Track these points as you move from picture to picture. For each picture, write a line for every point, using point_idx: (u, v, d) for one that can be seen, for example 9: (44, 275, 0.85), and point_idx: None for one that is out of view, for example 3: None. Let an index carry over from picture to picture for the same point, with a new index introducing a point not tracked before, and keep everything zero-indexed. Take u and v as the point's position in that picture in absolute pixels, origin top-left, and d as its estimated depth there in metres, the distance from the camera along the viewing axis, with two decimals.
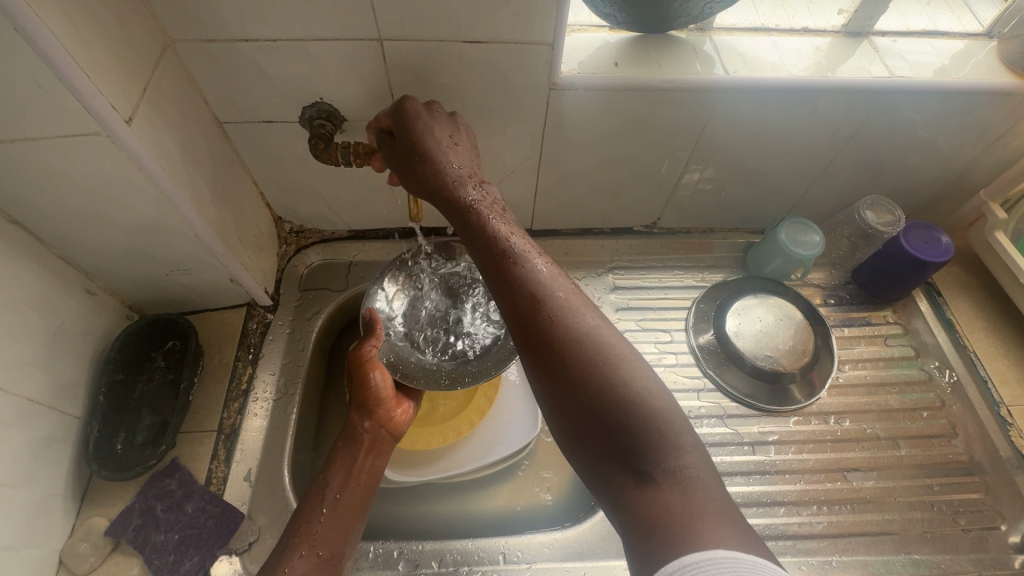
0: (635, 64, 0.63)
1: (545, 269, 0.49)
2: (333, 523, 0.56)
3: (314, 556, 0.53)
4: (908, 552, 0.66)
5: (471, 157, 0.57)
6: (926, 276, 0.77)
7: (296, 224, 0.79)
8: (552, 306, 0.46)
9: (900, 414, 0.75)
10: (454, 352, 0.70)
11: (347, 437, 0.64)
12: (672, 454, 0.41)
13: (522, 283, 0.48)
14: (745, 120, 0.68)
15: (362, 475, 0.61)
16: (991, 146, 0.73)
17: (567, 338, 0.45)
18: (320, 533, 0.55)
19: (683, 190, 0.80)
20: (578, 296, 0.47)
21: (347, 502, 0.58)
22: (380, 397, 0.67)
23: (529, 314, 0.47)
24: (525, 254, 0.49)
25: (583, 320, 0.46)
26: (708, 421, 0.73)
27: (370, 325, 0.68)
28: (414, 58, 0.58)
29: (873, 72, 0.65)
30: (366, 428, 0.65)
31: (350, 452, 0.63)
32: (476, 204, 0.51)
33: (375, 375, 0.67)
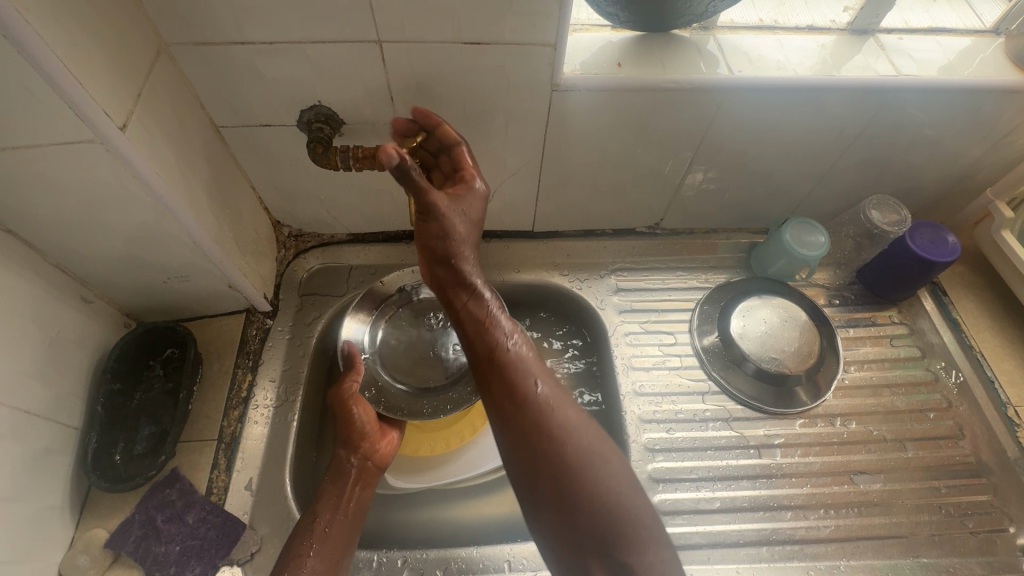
0: (638, 64, 0.62)
1: (533, 365, 0.58)
2: (322, 557, 0.55)
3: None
4: (916, 556, 0.65)
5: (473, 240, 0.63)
6: (931, 275, 0.76)
7: (294, 227, 0.79)
8: (538, 406, 0.56)
9: (907, 415, 0.74)
10: (434, 379, 0.72)
11: (335, 472, 0.63)
12: (639, 542, 0.52)
13: (519, 381, 0.57)
14: (749, 120, 0.67)
15: (350, 510, 0.60)
16: (999, 144, 0.72)
17: (558, 434, 0.55)
18: (311, 568, 0.54)
19: (686, 191, 0.79)
20: (557, 394, 0.57)
21: (337, 535, 0.57)
22: (366, 433, 0.66)
23: (517, 409, 0.56)
24: (519, 348, 0.59)
25: (570, 417, 0.56)
26: (715, 424, 0.73)
27: (348, 360, 0.69)
28: (413, 61, 0.57)
29: (879, 70, 0.64)
30: (352, 462, 0.64)
31: (337, 488, 0.62)
32: (484, 296, 0.59)
33: (360, 410, 0.66)
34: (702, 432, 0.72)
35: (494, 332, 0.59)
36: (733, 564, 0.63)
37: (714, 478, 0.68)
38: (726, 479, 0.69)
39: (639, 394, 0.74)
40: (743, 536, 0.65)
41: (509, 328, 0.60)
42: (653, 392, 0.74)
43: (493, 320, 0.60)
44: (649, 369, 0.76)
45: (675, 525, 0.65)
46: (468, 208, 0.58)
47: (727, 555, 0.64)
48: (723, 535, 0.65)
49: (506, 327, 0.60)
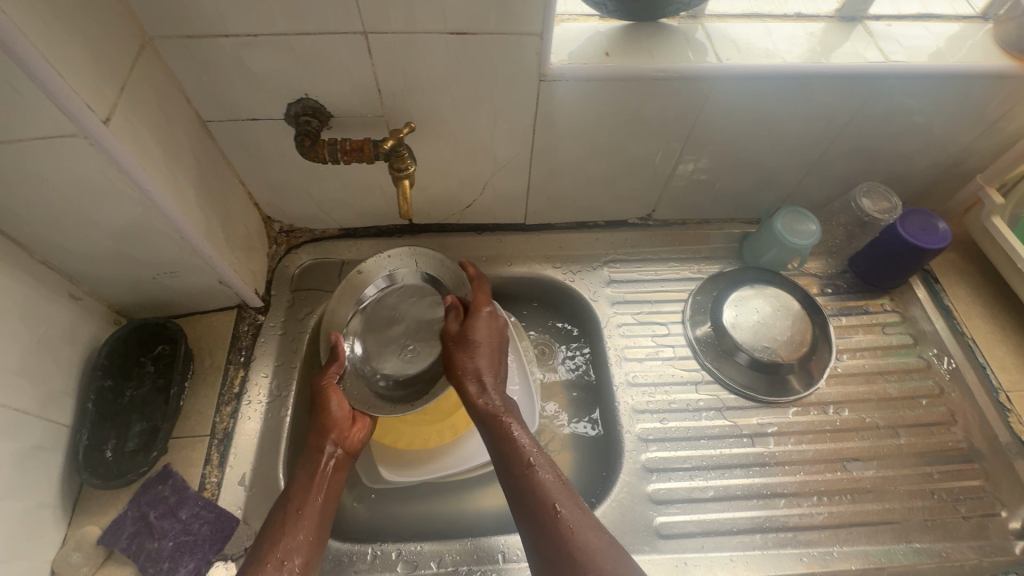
0: (626, 53, 0.62)
1: (547, 472, 0.56)
2: (297, 537, 0.55)
3: (280, 565, 0.53)
4: (909, 542, 0.65)
5: (493, 357, 0.65)
6: (924, 261, 0.76)
7: (285, 223, 0.79)
8: (546, 514, 0.53)
9: (899, 402, 0.74)
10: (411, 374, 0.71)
11: (311, 455, 0.61)
12: None
13: (532, 496, 0.54)
14: (739, 108, 0.67)
15: (325, 490, 0.59)
16: (988, 130, 0.72)
17: (570, 553, 0.50)
18: (284, 550, 0.54)
19: (677, 181, 0.79)
20: (570, 502, 0.53)
21: (312, 513, 0.57)
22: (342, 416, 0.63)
23: (528, 520, 0.53)
24: (535, 463, 0.56)
25: (585, 534, 0.51)
26: (709, 413, 0.73)
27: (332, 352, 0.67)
28: (399, 52, 0.56)
29: (868, 57, 0.64)
30: (328, 447, 0.61)
31: (314, 469, 0.60)
32: (495, 406, 0.60)
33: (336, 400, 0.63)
34: (695, 421, 0.72)
35: (506, 439, 0.58)
36: (727, 553, 0.63)
37: (708, 467, 0.68)
38: (720, 468, 0.69)
39: (633, 385, 0.74)
40: (737, 524, 0.65)
41: (524, 439, 0.58)
42: (646, 382, 0.75)
43: (507, 428, 0.59)
44: (642, 360, 0.76)
45: (669, 514, 0.65)
46: (483, 334, 0.66)
47: (722, 543, 0.63)
48: (717, 524, 0.65)
49: (524, 442, 0.58)
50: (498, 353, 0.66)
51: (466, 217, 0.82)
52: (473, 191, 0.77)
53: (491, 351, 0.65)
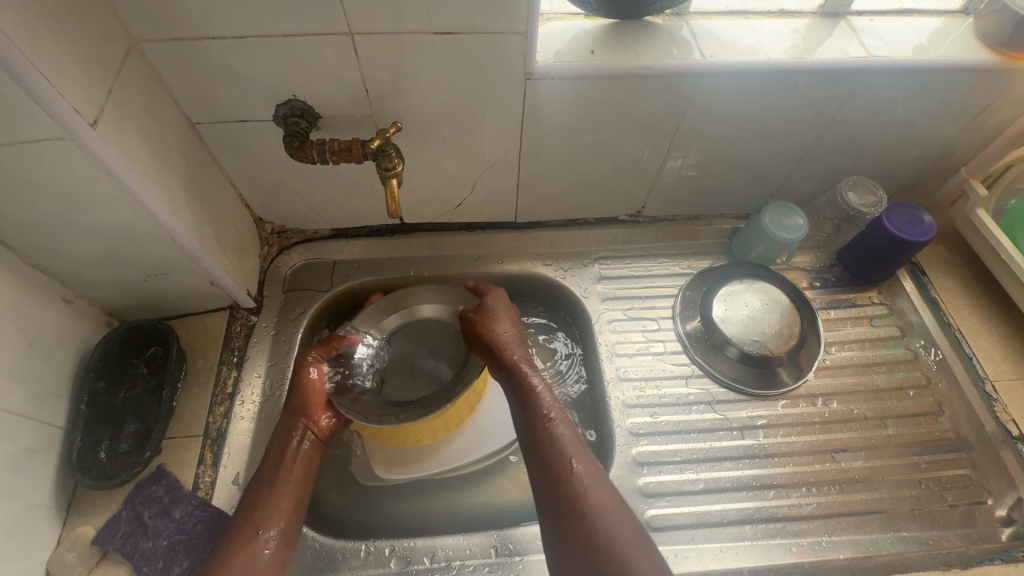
0: (611, 51, 0.63)
1: (568, 433, 0.57)
2: (273, 506, 0.57)
3: (259, 529, 0.55)
4: (897, 530, 0.66)
5: (516, 327, 0.68)
6: (908, 255, 0.78)
7: (277, 224, 0.79)
8: (564, 473, 0.54)
9: (887, 393, 0.75)
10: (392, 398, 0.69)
11: (281, 431, 0.62)
12: None
13: (549, 448, 0.56)
14: (723, 104, 0.68)
15: (294, 460, 0.60)
16: (972, 123, 0.73)
17: (582, 501, 0.52)
18: (264, 513, 0.56)
19: (666, 177, 0.79)
20: (590, 466, 0.55)
21: (283, 482, 0.58)
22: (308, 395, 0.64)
23: (544, 475, 0.55)
24: (554, 418, 0.58)
25: (597, 488, 0.53)
26: (700, 407, 0.73)
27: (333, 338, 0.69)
28: (386, 53, 0.57)
29: (851, 52, 0.65)
30: (302, 423, 0.63)
31: (284, 444, 0.61)
32: (527, 369, 0.62)
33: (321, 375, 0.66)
34: (685, 415, 0.72)
35: (533, 400, 0.60)
36: (717, 544, 0.63)
37: (698, 460, 0.69)
38: (710, 461, 0.69)
39: (623, 380, 0.75)
40: (727, 516, 0.65)
41: (550, 404, 0.60)
42: (637, 377, 0.75)
43: (535, 391, 0.61)
44: (633, 356, 0.77)
45: (659, 507, 0.66)
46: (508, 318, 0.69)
47: (711, 535, 0.64)
48: (708, 516, 0.65)
49: (545, 399, 0.60)
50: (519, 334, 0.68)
51: (457, 216, 0.82)
52: (463, 190, 0.77)
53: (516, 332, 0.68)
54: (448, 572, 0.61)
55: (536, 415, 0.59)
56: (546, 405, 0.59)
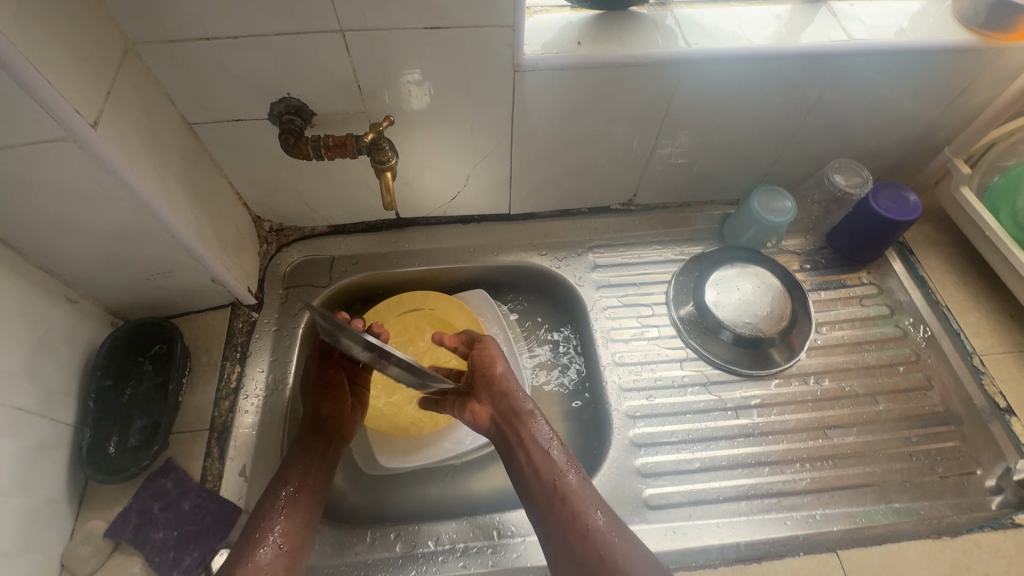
0: (597, 42, 0.64)
1: (591, 495, 0.58)
2: (293, 522, 0.57)
3: (277, 546, 0.55)
4: (889, 502, 0.67)
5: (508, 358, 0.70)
6: (896, 234, 0.79)
7: (275, 222, 0.81)
8: (602, 539, 0.54)
9: (878, 370, 0.77)
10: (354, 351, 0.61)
11: (304, 446, 0.63)
12: None
13: (568, 503, 0.56)
14: (709, 90, 0.69)
15: (315, 478, 0.62)
16: (953, 103, 0.74)
17: (610, 552, 0.53)
18: (281, 528, 0.57)
19: (656, 164, 0.81)
20: (622, 529, 0.56)
21: (302, 498, 0.59)
22: (332, 411, 0.67)
23: (580, 543, 0.54)
24: (565, 468, 0.59)
25: (620, 537, 0.55)
26: (694, 389, 0.75)
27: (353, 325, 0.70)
28: (376, 49, 0.58)
29: (832, 36, 0.67)
30: (318, 425, 0.65)
31: (307, 462, 0.62)
32: (546, 429, 0.61)
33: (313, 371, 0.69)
34: (680, 397, 0.74)
35: (553, 461, 0.59)
36: (714, 520, 0.65)
37: (694, 440, 0.71)
38: (705, 441, 0.71)
39: (619, 364, 0.76)
40: (723, 493, 0.67)
41: (565, 462, 0.60)
42: (632, 361, 0.77)
43: (552, 450, 0.60)
44: (628, 341, 0.79)
45: (657, 486, 0.67)
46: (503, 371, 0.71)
47: (709, 511, 0.65)
48: (705, 494, 0.67)
49: (555, 448, 0.61)
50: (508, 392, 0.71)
51: (453, 210, 0.84)
52: (457, 183, 0.79)
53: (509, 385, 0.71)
54: (453, 555, 0.62)
55: (547, 464, 0.59)
56: (556, 455, 0.60)
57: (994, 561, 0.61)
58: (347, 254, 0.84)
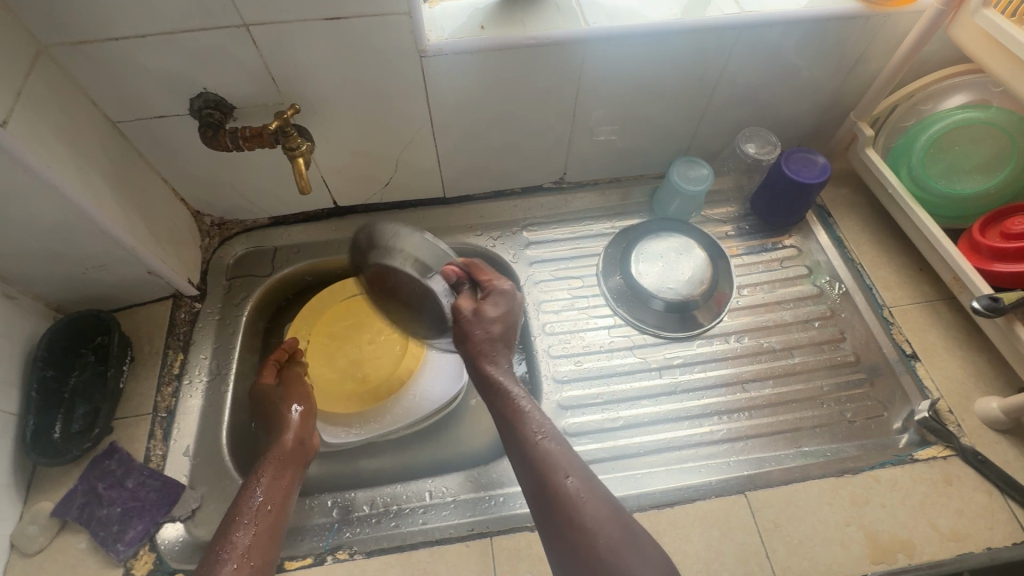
0: (500, 25, 0.68)
1: (566, 459, 0.58)
2: (258, 534, 0.57)
3: (247, 566, 0.54)
4: (798, 446, 0.71)
5: (500, 326, 0.67)
6: (809, 196, 0.83)
7: (216, 216, 0.84)
8: (571, 503, 0.55)
9: (794, 326, 0.81)
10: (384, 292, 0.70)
11: (271, 469, 0.63)
12: None
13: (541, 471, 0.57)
14: (616, 66, 0.73)
15: (282, 497, 0.62)
16: (853, 68, 0.78)
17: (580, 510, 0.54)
18: (247, 546, 0.56)
19: (579, 141, 0.84)
20: (593, 489, 0.56)
21: (269, 518, 0.59)
22: (298, 431, 0.68)
23: (552, 508, 0.55)
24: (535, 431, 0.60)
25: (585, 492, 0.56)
26: (620, 353, 0.79)
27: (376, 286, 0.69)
28: (285, 42, 0.61)
29: (725, 9, 0.70)
30: (289, 436, 0.67)
31: (273, 484, 0.62)
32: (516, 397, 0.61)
33: (274, 392, 0.72)
34: (606, 361, 0.78)
35: (525, 426, 0.60)
36: (634, 472, 0.69)
37: (618, 401, 0.75)
38: (629, 400, 0.75)
39: (550, 334, 0.80)
40: (644, 447, 0.71)
41: (537, 423, 0.60)
42: (562, 330, 0.81)
43: (526, 416, 0.61)
44: (559, 312, 0.82)
45: (582, 444, 0.72)
46: (489, 308, 0.67)
47: (630, 464, 0.70)
48: (627, 449, 0.71)
49: (529, 409, 0.62)
50: (506, 326, 0.68)
51: (388, 195, 0.87)
52: (388, 169, 0.82)
53: (502, 323, 0.68)
54: (386, 516, 0.66)
55: (519, 427, 0.60)
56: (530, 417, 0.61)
57: (890, 494, 0.65)
58: (290, 245, 0.87)
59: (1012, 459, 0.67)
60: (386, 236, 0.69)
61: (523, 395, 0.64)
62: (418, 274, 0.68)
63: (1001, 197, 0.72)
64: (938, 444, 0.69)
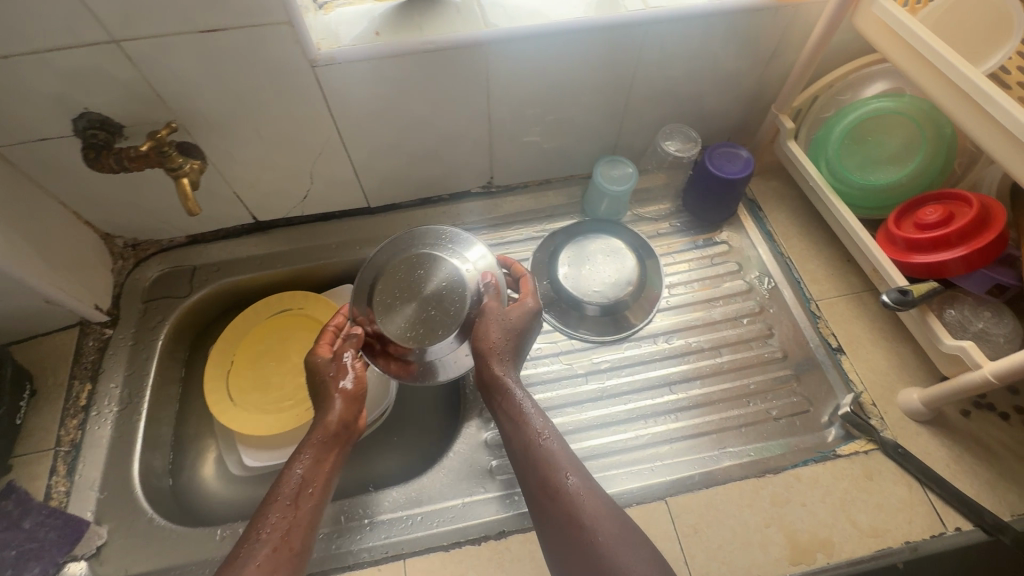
0: (395, 31, 0.66)
1: (568, 460, 0.58)
2: (294, 520, 0.54)
3: (285, 550, 0.52)
4: (723, 448, 0.70)
5: (518, 327, 0.67)
6: (735, 190, 0.82)
7: (128, 237, 0.81)
8: (571, 500, 0.55)
9: (723, 323, 0.80)
10: (408, 290, 0.70)
11: (315, 449, 0.59)
12: None
13: (545, 472, 0.57)
14: (524, 68, 0.71)
15: (324, 481, 0.58)
16: (769, 59, 0.77)
17: (579, 507, 0.54)
18: (286, 530, 0.53)
19: (500, 145, 0.83)
20: (593, 488, 0.56)
21: (311, 502, 0.56)
22: (343, 414, 0.62)
23: (553, 506, 0.55)
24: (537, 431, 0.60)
25: (585, 491, 0.55)
26: (545, 360, 0.78)
27: (398, 281, 0.71)
28: (164, 57, 0.59)
29: (631, 6, 0.69)
30: (337, 405, 0.62)
31: (316, 467, 0.58)
32: (515, 395, 0.61)
33: (326, 366, 0.65)
34: (532, 369, 0.77)
35: (529, 426, 0.60)
36: None
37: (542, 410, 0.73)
38: (553, 409, 0.73)
39: None
40: None
41: (540, 422, 0.61)
42: None
43: (528, 416, 0.61)
44: None
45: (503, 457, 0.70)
46: (512, 312, 0.67)
47: None
48: None
49: (533, 411, 0.62)
50: (522, 333, 0.67)
51: (309, 208, 0.85)
52: (302, 181, 0.80)
53: (520, 329, 0.67)
54: None
55: (521, 426, 0.61)
56: (532, 418, 0.61)
57: (811, 492, 0.65)
58: (210, 262, 0.84)
59: (932, 449, 0.67)
60: (436, 239, 0.74)
61: (529, 396, 0.64)
62: (456, 271, 0.71)
63: (915, 186, 0.71)
64: (862, 438, 0.68)
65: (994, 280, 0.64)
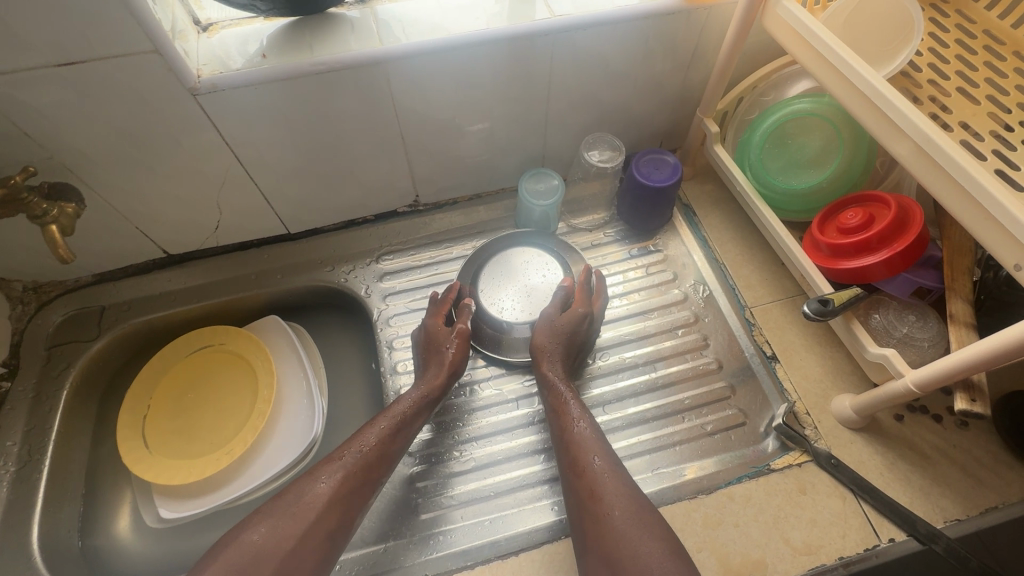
0: (284, 53, 0.62)
1: (598, 444, 0.60)
2: (377, 450, 0.61)
3: (362, 472, 0.59)
4: (654, 468, 0.68)
5: (573, 329, 0.71)
6: (665, 198, 0.79)
7: (28, 281, 0.76)
8: (593, 479, 0.57)
9: (658, 336, 0.78)
10: (511, 274, 0.81)
11: (416, 399, 0.67)
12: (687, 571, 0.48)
13: (574, 454, 0.60)
14: (429, 85, 0.68)
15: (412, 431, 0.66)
16: (687, 63, 0.75)
17: (600, 484, 0.56)
18: (366, 457, 0.60)
19: (418, 163, 0.79)
20: (616, 470, 0.58)
21: (397, 441, 0.63)
22: (444, 381, 0.69)
23: (578, 483, 0.58)
24: (573, 418, 0.64)
25: (609, 471, 0.57)
26: (479, 386, 0.77)
27: (500, 264, 0.81)
28: (23, 94, 0.54)
29: (537, 14, 0.65)
30: (445, 370, 0.70)
31: (413, 415, 0.66)
32: (556, 386, 0.66)
33: (444, 335, 0.73)
34: (467, 396, 0.76)
35: (566, 415, 0.64)
36: (484, 516, 0.67)
37: (472, 439, 0.72)
38: (484, 437, 0.73)
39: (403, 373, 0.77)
40: (497, 488, 0.69)
41: (576, 412, 0.64)
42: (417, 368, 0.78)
43: (567, 407, 0.65)
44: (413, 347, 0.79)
45: (433, 491, 0.69)
46: (574, 312, 0.72)
47: (480, 509, 0.67)
48: (477, 492, 0.69)
49: (573, 402, 0.65)
50: (580, 333, 0.72)
51: (224, 238, 0.81)
52: (210, 212, 0.75)
53: (578, 331, 0.72)
54: None
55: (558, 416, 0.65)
56: (571, 408, 0.65)
57: (743, 511, 0.63)
58: (122, 300, 0.80)
59: (866, 458, 0.66)
60: (549, 238, 0.84)
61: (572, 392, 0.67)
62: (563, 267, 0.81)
63: (837, 189, 0.70)
64: (795, 450, 0.67)
65: (916, 283, 0.63)
